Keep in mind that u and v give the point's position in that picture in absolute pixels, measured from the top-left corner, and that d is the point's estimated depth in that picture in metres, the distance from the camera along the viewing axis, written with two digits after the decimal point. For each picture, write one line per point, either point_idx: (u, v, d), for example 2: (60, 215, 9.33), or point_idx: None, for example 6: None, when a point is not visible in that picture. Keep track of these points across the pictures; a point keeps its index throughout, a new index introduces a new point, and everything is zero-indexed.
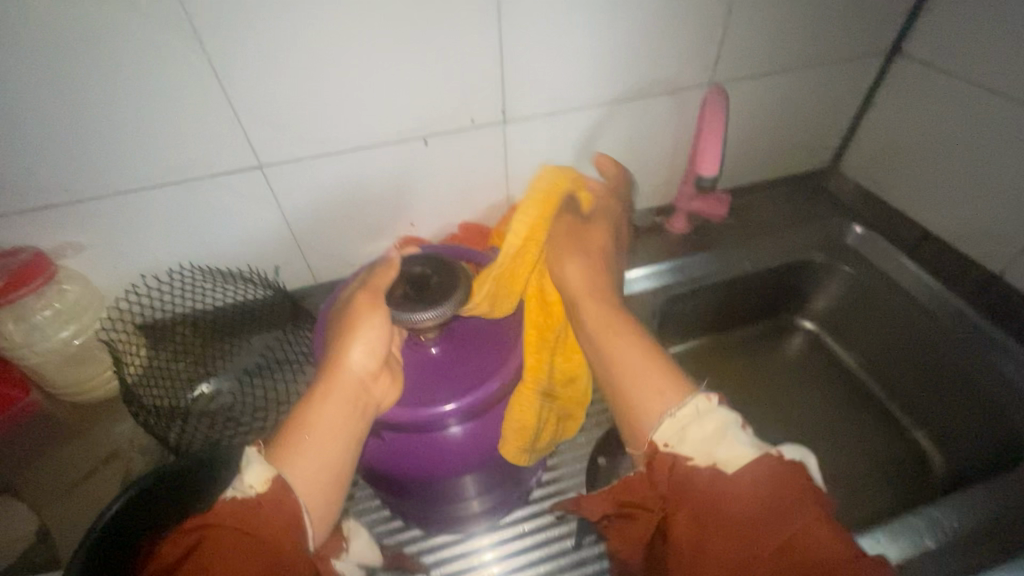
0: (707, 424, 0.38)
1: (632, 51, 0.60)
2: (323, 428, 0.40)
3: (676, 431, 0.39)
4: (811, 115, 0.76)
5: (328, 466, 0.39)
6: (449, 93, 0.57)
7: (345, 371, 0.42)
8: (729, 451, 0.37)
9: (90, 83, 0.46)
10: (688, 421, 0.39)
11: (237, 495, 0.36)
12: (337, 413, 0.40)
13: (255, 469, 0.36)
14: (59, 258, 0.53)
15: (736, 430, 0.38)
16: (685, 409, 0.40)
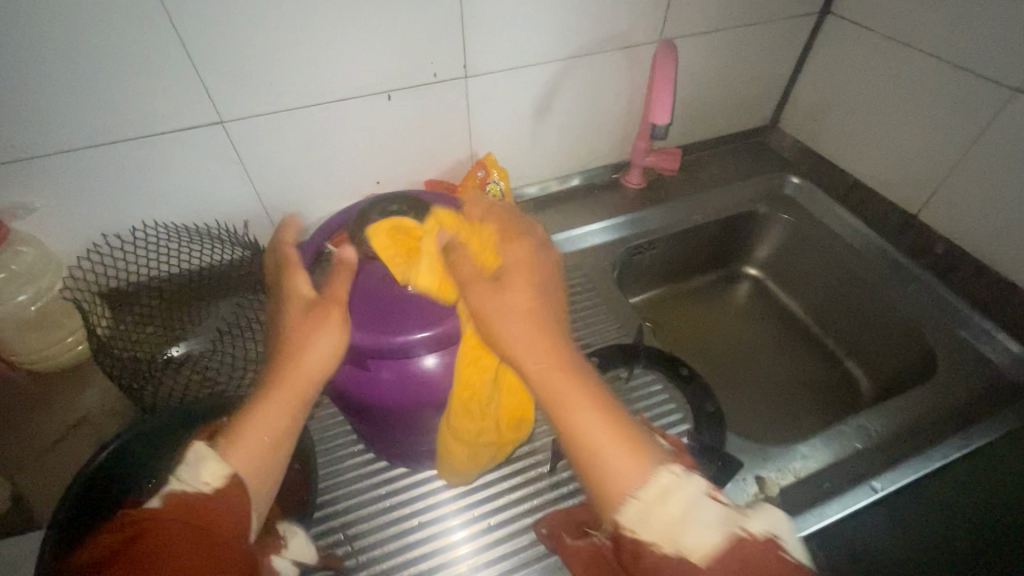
0: (676, 503, 0.34)
1: (588, 8, 0.63)
2: (267, 417, 0.39)
3: (642, 513, 0.34)
4: (753, 73, 0.81)
5: (272, 450, 0.39)
6: (411, 48, 0.58)
7: (303, 359, 0.40)
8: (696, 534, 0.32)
9: (34, 33, 0.44)
10: (654, 502, 0.34)
11: (191, 489, 0.35)
12: (287, 399, 0.40)
13: (213, 464, 0.36)
14: (10, 220, 0.52)
15: (704, 502, 0.34)
16: (649, 489, 0.35)
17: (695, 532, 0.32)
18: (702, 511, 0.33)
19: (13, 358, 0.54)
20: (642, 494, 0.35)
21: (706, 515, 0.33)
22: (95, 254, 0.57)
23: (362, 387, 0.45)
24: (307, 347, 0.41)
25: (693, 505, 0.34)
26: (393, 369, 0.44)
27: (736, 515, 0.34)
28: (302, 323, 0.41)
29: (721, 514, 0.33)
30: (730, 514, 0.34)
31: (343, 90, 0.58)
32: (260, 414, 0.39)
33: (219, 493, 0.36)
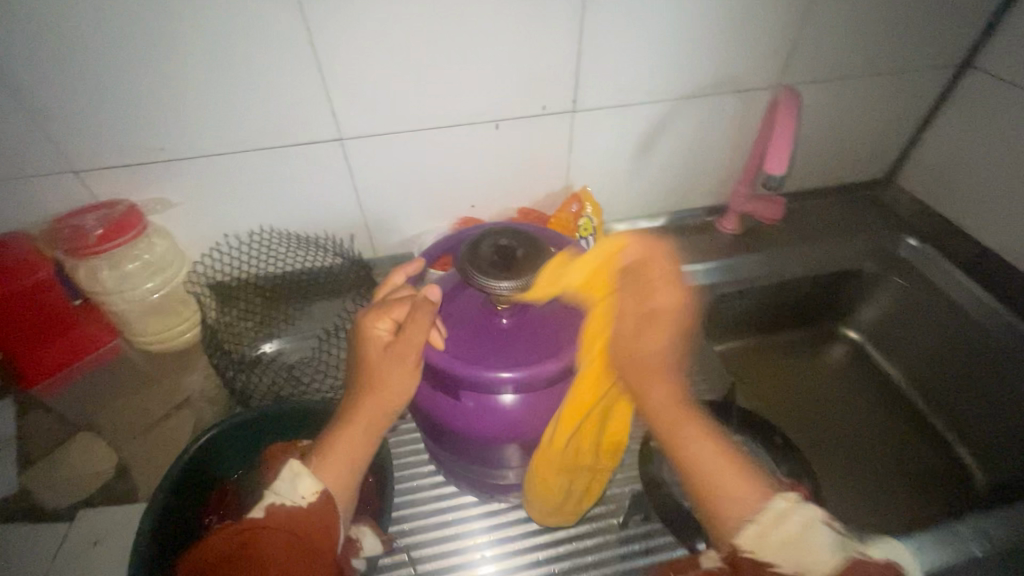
0: (793, 526, 0.35)
1: (706, 53, 0.61)
2: (349, 444, 0.41)
3: (759, 536, 0.36)
4: (874, 125, 0.76)
5: (356, 473, 0.41)
6: (525, 80, 0.58)
7: (383, 390, 0.42)
8: (815, 561, 0.34)
9: (196, 51, 0.49)
10: (770, 527, 0.36)
11: (289, 503, 0.38)
12: (364, 426, 0.42)
13: (308, 481, 0.38)
14: (149, 213, 0.57)
15: (840, 540, 0.35)
16: (767, 513, 0.36)
17: (810, 551, 0.34)
18: (831, 540, 0.34)
19: (133, 336, 0.59)
20: (761, 517, 0.36)
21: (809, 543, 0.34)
22: (215, 253, 0.62)
23: (447, 415, 0.45)
24: (380, 380, 0.42)
25: (810, 530, 0.35)
26: (478, 407, 0.44)
27: (848, 540, 0.35)
28: (381, 374, 0.42)
29: (835, 539, 0.34)
30: (842, 540, 0.35)
31: (455, 117, 0.60)
32: (342, 441, 0.41)
33: (317, 507, 0.38)
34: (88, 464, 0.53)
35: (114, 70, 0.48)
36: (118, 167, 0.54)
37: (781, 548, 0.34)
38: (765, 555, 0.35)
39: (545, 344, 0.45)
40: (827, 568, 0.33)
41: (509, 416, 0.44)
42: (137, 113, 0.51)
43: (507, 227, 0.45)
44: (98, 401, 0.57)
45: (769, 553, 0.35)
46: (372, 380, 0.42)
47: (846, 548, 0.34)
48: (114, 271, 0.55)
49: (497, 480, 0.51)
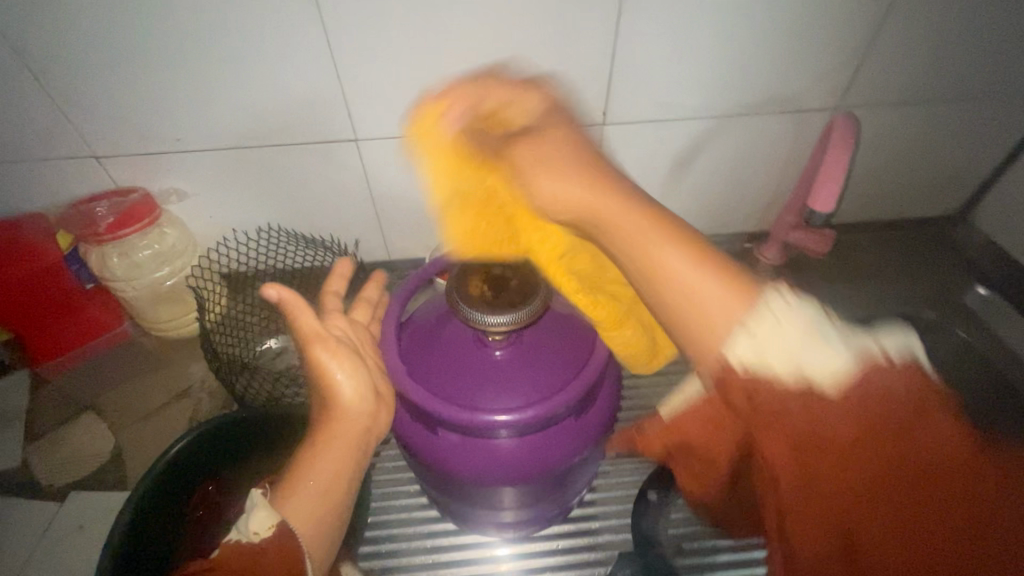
0: (789, 328, 0.31)
1: (759, 68, 0.55)
2: (322, 474, 0.37)
3: (755, 348, 0.31)
4: (947, 156, 0.68)
5: (330, 505, 0.37)
6: (554, 88, 0.54)
7: (345, 414, 0.40)
8: (812, 356, 0.30)
9: (212, 44, 0.48)
10: (763, 330, 0.31)
11: (242, 542, 0.33)
12: (332, 455, 0.38)
13: (264, 514, 0.34)
14: (164, 203, 0.57)
15: (793, 314, 0.31)
16: (759, 318, 0.31)
17: (832, 365, 0.30)
18: (787, 330, 0.31)
19: (143, 320, 0.60)
20: (752, 325, 0.31)
21: (803, 331, 0.31)
22: (223, 247, 0.62)
23: (426, 448, 0.41)
24: (339, 400, 0.40)
25: (767, 316, 0.31)
26: (462, 444, 0.40)
27: (814, 323, 0.31)
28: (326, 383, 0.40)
29: (805, 322, 0.31)
30: (813, 321, 0.31)
31: None
32: (312, 471, 0.37)
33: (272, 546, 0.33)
34: (86, 445, 0.54)
35: (132, 59, 0.48)
36: (135, 155, 0.54)
37: (773, 346, 0.31)
38: (757, 367, 0.31)
39: (545, 382, 0.40)
40: (825, 363, 0.30)
41: (498, 460, 0.40)
42: (153, 103, 0.51)
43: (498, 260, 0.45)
44: (104, 383, 0.58)
45: (774, 361, 0.30)
46: (331, 407, 0.40)
47: (817, 331, 0.31)
48: (125, 258, 0.56)
49: (490, 517, 0.49)
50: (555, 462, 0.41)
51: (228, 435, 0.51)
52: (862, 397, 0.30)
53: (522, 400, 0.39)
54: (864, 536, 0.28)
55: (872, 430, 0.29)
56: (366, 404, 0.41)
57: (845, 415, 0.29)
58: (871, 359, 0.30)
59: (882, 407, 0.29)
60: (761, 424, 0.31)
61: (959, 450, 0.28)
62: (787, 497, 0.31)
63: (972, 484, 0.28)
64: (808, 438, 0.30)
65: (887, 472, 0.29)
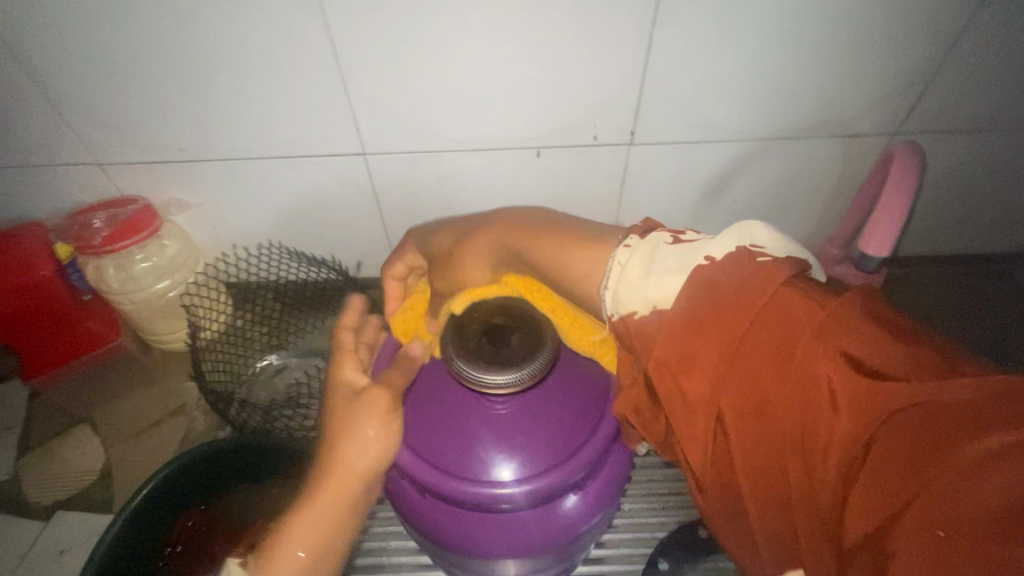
0: (634, 266, 0.31)
1: (809, 89, 0.50)
2: (309, 538, 0.31)
3: (614, 300, 0.32)
4: (1018, 189, 0.60)
5: None
6: (578, 105, 0.50)
7: (347, 468, 0.32)
8: (664, 285, 0.29)
9: (213, 51, 0.45)
10: (617, 282, 0.32)
11: None
12: (322, 511, 0.31)
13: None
14: (166, 214, 0.55)
15: (663, 249, 0.31)
16: (612, 272, 0.32)
17: (672, 290, 0.29)
18: (662, 260, 0.30)
19: (142, 333, 0.58)
20: (608, 280, 0.32)
21: (672, 262, 0.30)
22: (224, 260, 0.60)
23: (413, 509, 0.37)
24: (344, 450, 0.32)
25: (656, 252, 0.31)
26: (452, 511, 0.36)
27: (697, 247, 0.30)
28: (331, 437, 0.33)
29: (680, 253, 0.30)
30: (689, 249, 0.30)
31: (492, 139, 0.52)
32: (298, 532, 0.31)
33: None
34: (78, 462, 0.53)
35: (130, 66, 0.45)
36: (138, 164, 0.52)
37: (629, 288, 0.31)
38: (626, 310, 0.31)
39: (551, 448, 0.36)
40: (676, 284, 0.29)
41: (495, 532, 0.36)
42: (153, 110, 0.48)
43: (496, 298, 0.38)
44: (100, 396, 0.57)
45: (625, 308, 0.31)
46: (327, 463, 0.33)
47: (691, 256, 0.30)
48: (121, 271, 0.53)
49: None
50: (554, 535, 0.37)
51: (212, 471, 0.48)
52: (699, 307, 0.27)
53: (525, 469, 0.35)
54: (827, 437, 0.22)
55: (771, 325, 0.24)
56: (382, 450, 0.33)
57: (723, 317, 0.26)
58: (770, 263, 0.27)
59: (755, 303, 0.25)
60: (666, 368, 0.28)
61: (925, 368, 0.22)
62: (704, 416, 0.27)
63: (988, 411, 0.19)
64: (696, 350, 0.27)
65: (787, 347, 0.24)
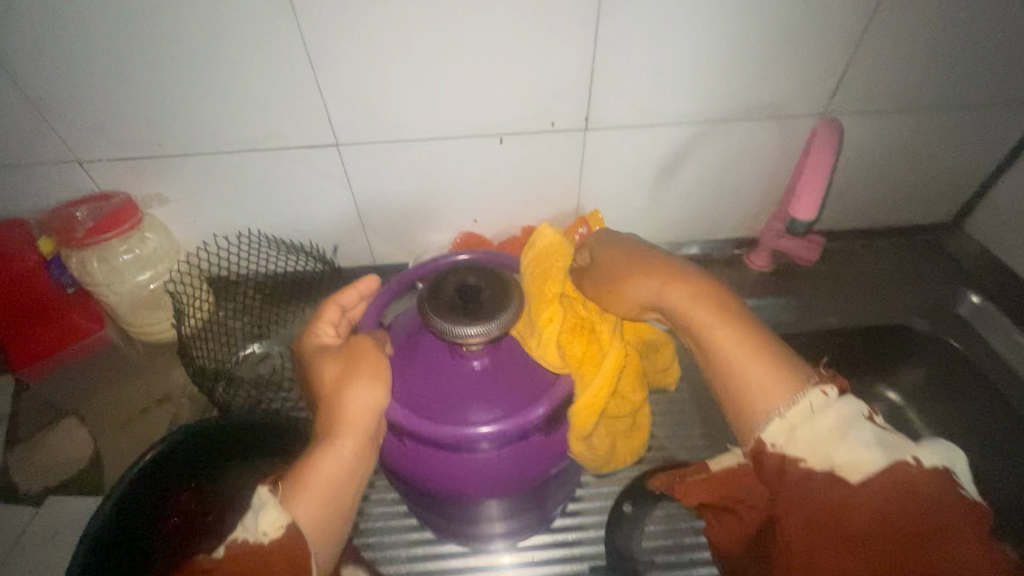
0: (826, 420, 0.37)
1: (742, 74, 0.55)
2: (326, 472, 0.37)
3: (787, 431, 0.38)
4: (939, 163, 0.67)
5: (330, 507, 0.37)
6: (535, 92, 0.54)
7: (351, 414, 0.38)
8: (851, 453, 0.36)
9: (189, 47, 0.47)
10: (800, 422, 0.38)
11: (250, 540, 0.34)
12: (332, 448, 0.38)
13: (271, 513, 0.34)
14: (146, 208, 0.58)
15: (861, 423, 0.37)
16: (797, 408, 0.38)
17: (861, 464, 0.36)
18: (854, 430, 0.37)
19: (125, 325, 0.61)
20: (787, 413, 0.38)
21: (867, 439, 0.36)
22: (204, 251, 0.62)
23: (400, 458, 0.41)
24: (347, 403, 0.38)
25: (850, 424, 0.37)
26: (436, 456, 0.39)
27: (898, 442, 0.37)
28: (339, 390, 0.39)
29: (878, 437, 0.37)
30: (889, 439, 0.37)
31: (457, 128, 0.56)
32: (314, 465, 0.37)
33: (281, 544, 0.34)
34: (67, 451, 0.55)
35: (107, 64, 0.48)
36: (118, 161, 0.54)
37: (815, 446, 0.37)
38: (797, 446, 0.38)
39: (522, 391, 0.39)
40: (866, 459, 0.36)
41: (473, 472, 0.39)
42: (130, 108, 0.51)
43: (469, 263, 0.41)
44: (85, 388, 0.59)
45: (799, 444, 0.38)
46: (336, 407, 0.39)
47: (882, 445, 0.36)
48: (104, 263, 0.56)
49: (474, 531, 0.48)
50: (532, 472, 0.41)
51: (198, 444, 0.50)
52: (881, 498, 0.35)
53: (498, 409, 0.38)
54: None
55: (911, 535, 0.33)
56: (377, 405, 0.39)
57: (878, 493, 0.35)
58: (940, 488, 0.35)
59: (917, 513, 0.34)
60: (803, 506, 0.37)
61: None
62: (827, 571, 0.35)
63: None
64: (836, 512, 0.35)
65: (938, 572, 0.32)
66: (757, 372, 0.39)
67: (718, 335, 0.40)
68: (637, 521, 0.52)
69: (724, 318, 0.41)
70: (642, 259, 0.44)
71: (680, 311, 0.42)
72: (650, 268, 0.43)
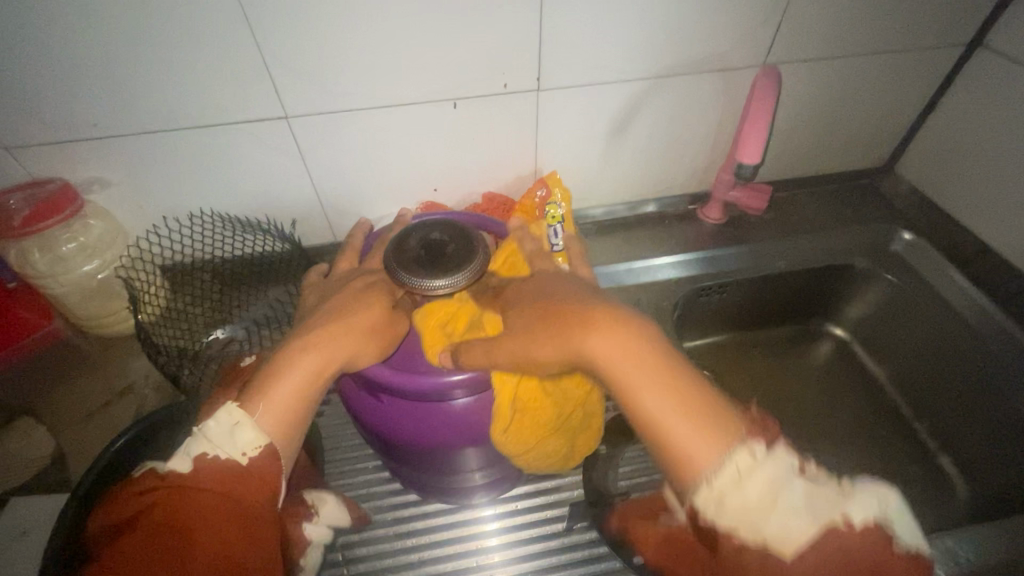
0: (755, 489, 0.33)
1: (687, 28, 0.56)
2: (292, 390, 0.40)
3: (716, 499, 0.34)
4: (871, 108, 0.71)
5: (295, 422, 0.40)
6: (483, 54, 0.54)
7: (333, 345, 0.41)
8: (783, 523, 0.32)
9: (112, 17, 0.45)
10: (729, 488, 0.34)
11: (225, 455, 0.37)
12: (308, 375, 0.40)
13: (249, 435, 0.37)
14: (87, 193, 0.55)
15: (791, 480, 0.33)
16: (725, 473, 0.34)
17: (796, 535, 0.32)
18: (785, 491, 0.33)
19: (74, 318, 0.59)
20: (714, 481, 0.34)
21: (795, 500, 0.33)
22: (154, 235, 0.60)
23: (379, 419, 0.43)
24: (328, 340, 0.41)
25: (780, 482, 0.33)
26: (413, 409, 0.41)
27: (827, 497, 0.33)
28: (323, 329, 0.41)
29: (807, 493, 0.33)
30: (819, 495, 0.33)
31: (410, 94, 0.55)
32: (284, 394, 0.40)
33: (257, 463, 0.37)
34: (29, 449, 0.55)
35: (22, 38, 0.44)
36: (51, 144, 0.51)
37: (749, 521, 0.33)
38: (725, 519, 0.33)
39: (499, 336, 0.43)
40: (799, 531, 0.32)
41: (451, 423, 0.42)
42: (56, 87, 0.48)
43: (434, 221, 0.46)
44: (43, 388, 0.59)
45: (728, 518, 0.33)
46: (318, 335, 0.41)
47: (809, 497, 0.33)
48: (47, 252, 0.54)
49: (456, 484, 0.50)
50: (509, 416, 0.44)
51: (164, 421, 0.50)
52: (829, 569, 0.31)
53: None
54: None
55: None
56: (353, 350, 0.41)
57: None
58: (876, 532, 0.32)
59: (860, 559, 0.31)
60: None
61: None
62: None
63: None
64: None
65: None
66: (652, 401, 0.37)
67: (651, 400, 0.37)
68: (611, 461, 0.56)
69: (648, 366, 0.38)
70: (543, 314, 0.41)
71: (609, 366, 0.39)
72: (563, 327, 0.40)
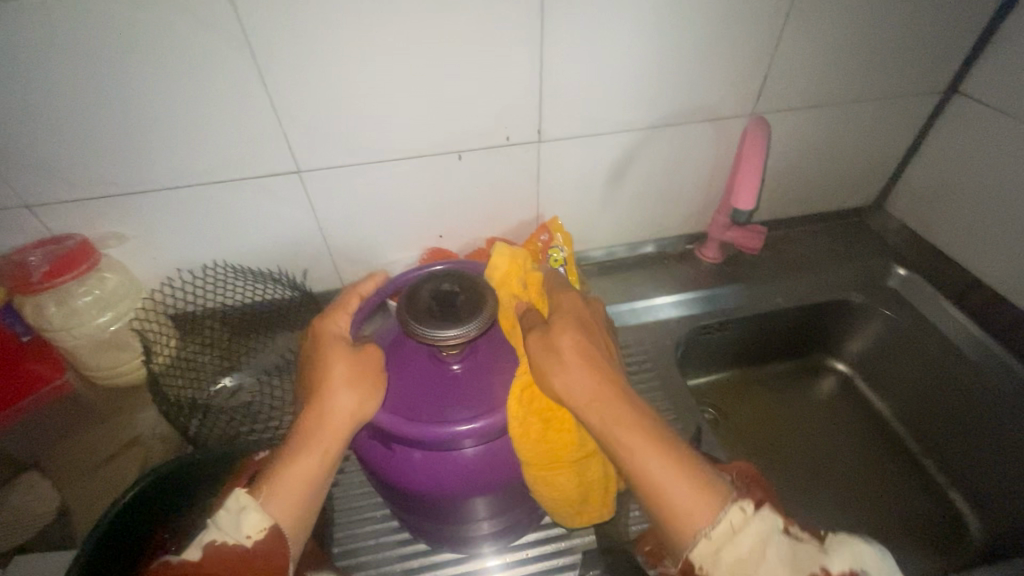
0: (746, 540, 0.35)
1: (678, 81, 0.60)
2: (301, 470, 0.41)
3: (713, 552, 0.36)
4: (858, 151, 0.74)
5: (304, 501, 0.41)
6: (486, 108, 0.57)
7: (338, 415, 0.42)
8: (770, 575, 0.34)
9: (136, 81, 0.47)
10: (724, 543, 0.36)
11: (231, 541, 0.38)
12: (315, 452, 0.41)
13: (253, 517, 0.38)
14: (103, 248, 0.57)
15: (777, 536, 0.36)
16: (720, 526, 0.36)
17: None
18: (773, 545, 0.35)
19: (85, 370, 0.60)
20: (710, 534, 0.36)
21: (784, 556, 0.35)
22: (168, 287, 0.62)
23: (389, 468, 0.43)
24: (336, 403, 0.42)
25: (769, 538, 0.35)
26: (424, 457, 0.42)
27: (810, 554, 0.35)
28: (329, 390, 0.42)
29: (790, 551, 0.35)
30: (802, 552, 0.36)
31: (417, 147, 0.58)
32: (293, 473, 0.41)
33: (262, 545, 0.38)
34: (33, 505, 0.54)
35: (52, 103, 0.47)
36: (72, 202, 0.53)
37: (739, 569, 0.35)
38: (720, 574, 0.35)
39: (507, 385, 0.44)
40: None
41: (462, 471, 0.42)
42: (80, 149, 0.50)
43: (443, 272, 0.47)
44: (48, 444, 0.58)
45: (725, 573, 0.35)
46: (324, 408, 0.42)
47: (792, 551, 0.35)
48: (63, 306, 0.55)
49: (466, 533, 0.49)
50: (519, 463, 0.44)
51: (172, 482, 0.50)
52: None
53: (481, 406, 0.42)
54: None
55: None
56: (360, 412, 0.42)
57: None
58: None
59: None
60: None
61: None
62: None
63: None
64: None
65: None
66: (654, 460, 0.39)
67: (658, 466, 0.38)
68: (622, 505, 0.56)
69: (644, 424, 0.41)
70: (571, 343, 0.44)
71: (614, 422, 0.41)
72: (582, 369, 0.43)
